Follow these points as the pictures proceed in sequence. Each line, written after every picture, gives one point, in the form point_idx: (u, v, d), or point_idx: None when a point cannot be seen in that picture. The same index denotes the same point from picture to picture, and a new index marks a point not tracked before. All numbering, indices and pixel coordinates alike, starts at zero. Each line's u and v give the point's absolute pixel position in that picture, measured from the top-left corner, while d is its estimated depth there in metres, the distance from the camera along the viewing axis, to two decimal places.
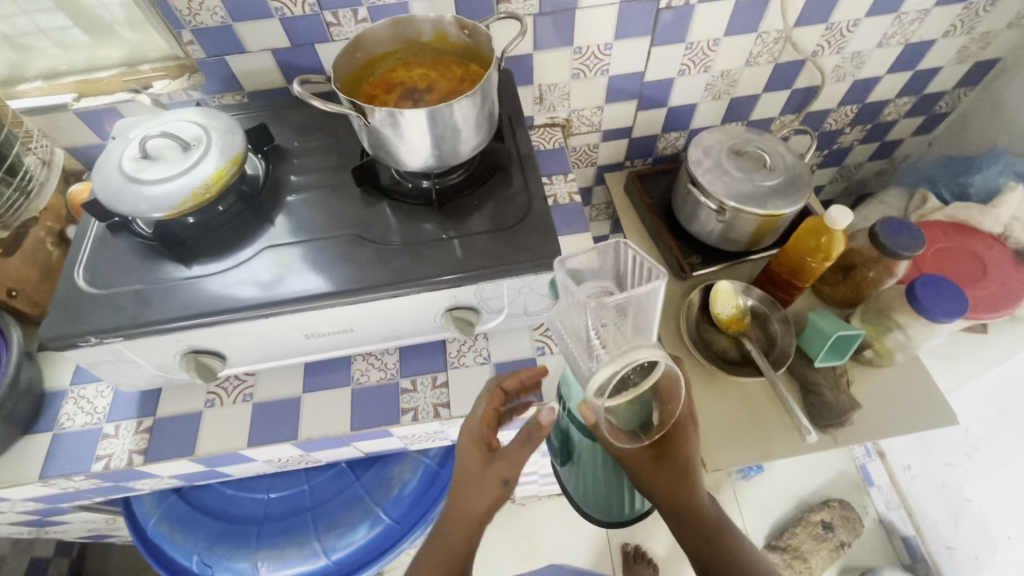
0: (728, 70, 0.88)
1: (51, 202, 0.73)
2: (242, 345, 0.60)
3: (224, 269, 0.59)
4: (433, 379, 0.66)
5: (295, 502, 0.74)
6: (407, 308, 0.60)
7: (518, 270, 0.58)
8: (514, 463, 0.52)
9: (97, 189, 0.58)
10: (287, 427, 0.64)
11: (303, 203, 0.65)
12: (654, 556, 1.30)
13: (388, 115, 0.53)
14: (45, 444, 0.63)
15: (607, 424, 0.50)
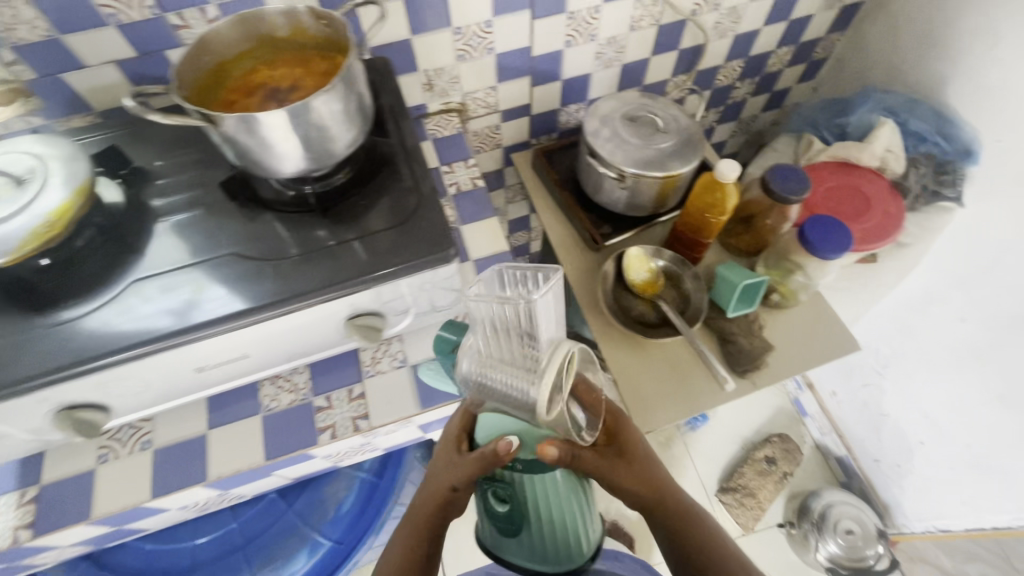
0: (614, 36, 0.87)
1: None
2: (124, 392, 0.55)
3: (86, 312, 0.54)
4: (349, 392, 0.63)
5: (225, 543, 0.69)
6: (304, 324, 0.56)
7: (413, 268, 0.56)
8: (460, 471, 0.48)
9: None
10: (195, 470, 0.59)
11: (173, 226, 0.60)
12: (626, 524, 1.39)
13: (243, 120, 0.48)
14: None
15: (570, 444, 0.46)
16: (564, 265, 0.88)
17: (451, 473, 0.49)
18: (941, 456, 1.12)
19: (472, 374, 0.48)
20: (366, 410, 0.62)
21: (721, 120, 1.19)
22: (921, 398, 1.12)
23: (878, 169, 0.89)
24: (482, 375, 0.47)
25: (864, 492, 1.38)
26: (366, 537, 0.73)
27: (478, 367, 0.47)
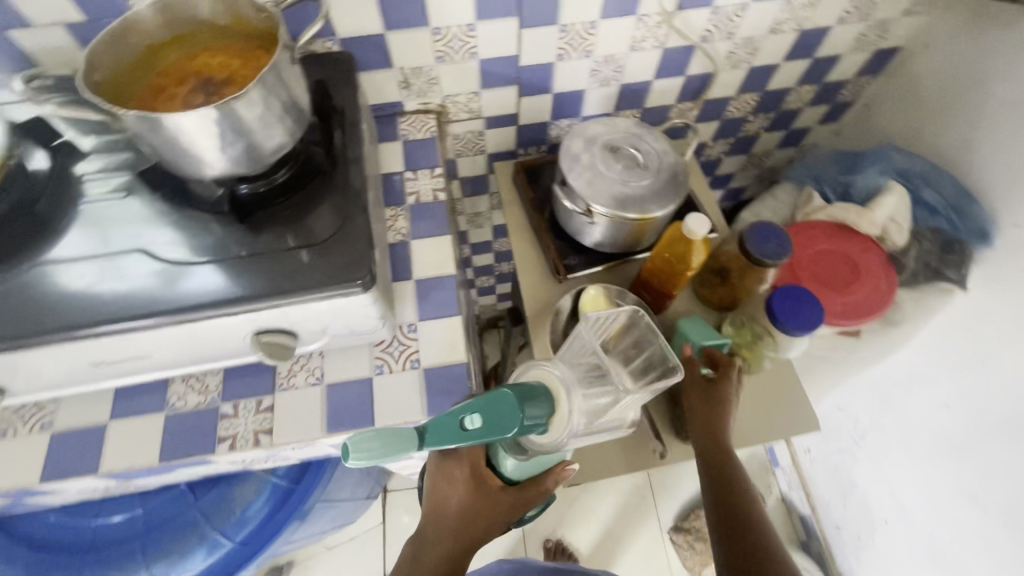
0: (612, 54, 0.81)
1: None
2: (15, 376, 0.53)
3: None
4: (257, 403, 0.61)
5: (127, 528, 0.69)
6: (206, 333, 0.54)
7: (325, 292, 0.52)
8: (520, 510, 0.64)
9: None
10: (88, 460, 0.58)
11: (90, 209, 0.57)
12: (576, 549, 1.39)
13: (144, 117, 0.45)
14: None
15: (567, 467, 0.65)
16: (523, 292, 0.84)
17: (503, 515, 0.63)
18: (903, 540, 1.07)
19: (576, 434, 0.54)
20: (271, 425, 0.60)
21: (729, 152, 1.11)
22: (892, 477, 1.07)
23: (877, 237, 0.82)
24: (581, 432, 0.55)
25: (821, 556, 1.33)
26: (268, 543, 0.72)
27: (582, 426, 0.54)
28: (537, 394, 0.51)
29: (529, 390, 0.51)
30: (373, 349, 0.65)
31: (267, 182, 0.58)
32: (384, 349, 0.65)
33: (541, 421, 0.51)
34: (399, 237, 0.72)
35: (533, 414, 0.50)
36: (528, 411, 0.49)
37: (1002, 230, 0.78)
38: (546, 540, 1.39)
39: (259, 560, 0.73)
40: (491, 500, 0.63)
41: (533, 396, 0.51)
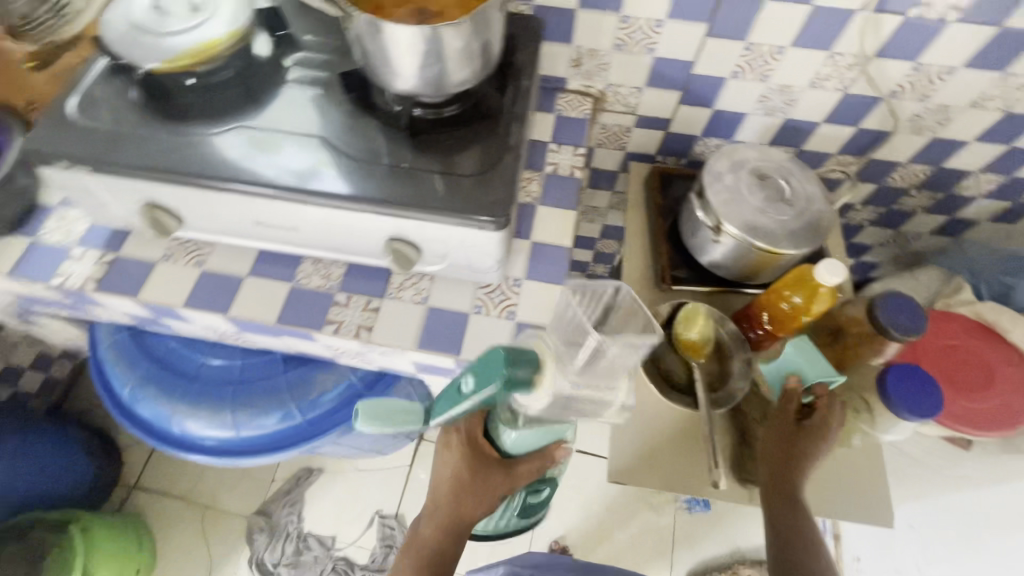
0: (789, 85, 0.79)
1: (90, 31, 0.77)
2: (196, 212, 0.63)
3: (196, 135, 0.62)
4: (366, 302, 0.67)
5: (225, 372, 0.79)
6: (353, 226, 0.60)
7: (465, 220, 0.57)
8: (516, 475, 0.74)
9: (110, 36, 0.63)
10: (223, 301, 0.67)
11: (292, 94, 0.66)
12: None
13: (373, 22, 0.52)
14: (24, 247, 0.70)
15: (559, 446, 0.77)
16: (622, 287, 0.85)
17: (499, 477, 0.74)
18: None
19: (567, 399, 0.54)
20: (371, 323, 0.66)
21: (874, 222, 1.04)
22: None
23: None
24: (576, 399, 0.54)
25: None
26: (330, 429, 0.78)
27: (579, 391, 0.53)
28: (522, 356, 0.52)
29: (515, 352, 0.52)
30: (477, 289, 0.69)
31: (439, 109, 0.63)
32: (486, 293, 0.68)
33: (525, 381, 0.52)
34: (528, 199, 0.76)
35: (518, 376, 0.51)
36: (513, 371, 0.51)
37: None
38: (552, 542, 1.41)
39: (318, 443, 0.79)
40: (489, 473, 0.73)
41: (522, 358, 0.52)
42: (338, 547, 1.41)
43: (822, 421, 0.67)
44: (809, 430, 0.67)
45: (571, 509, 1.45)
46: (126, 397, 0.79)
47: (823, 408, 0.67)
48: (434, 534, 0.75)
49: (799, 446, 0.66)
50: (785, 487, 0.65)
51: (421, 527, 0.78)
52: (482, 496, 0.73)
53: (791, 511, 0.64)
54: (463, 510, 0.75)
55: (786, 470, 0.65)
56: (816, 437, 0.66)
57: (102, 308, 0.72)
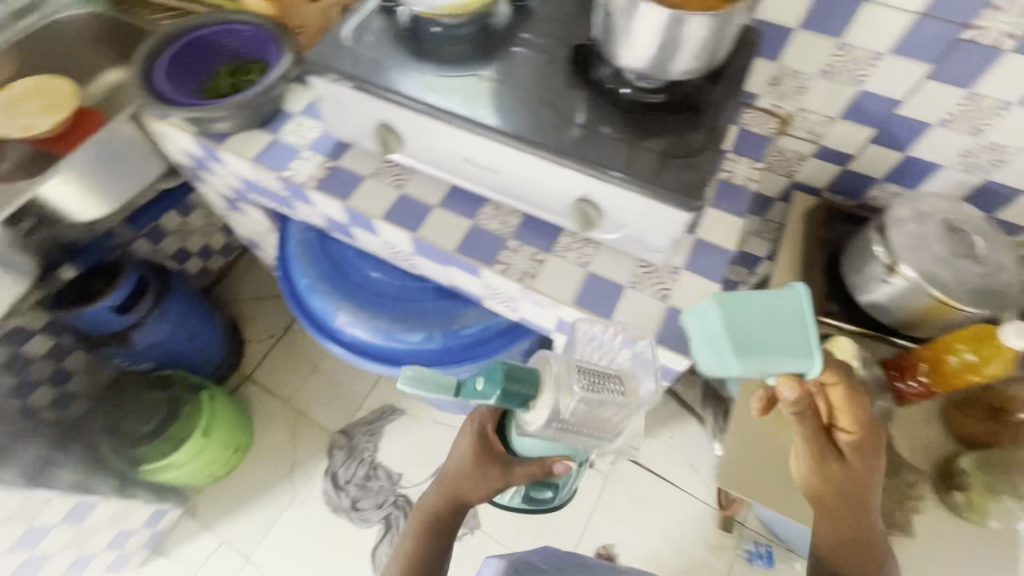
0: (1003, 144, 0.75)
1: None
2: (419, 140, 0.72)
3: (439, 74, 0.71)
4: (535, 252, 0.73)
5: (387, 287, 0.89)
6: (552, 180, 0.66)
7: (660, 195, 0.61)
8: (514, 476, 0.78)
9: None
10: (413, 221, 0.76)
11: (522, 55, 0.73)
12: None
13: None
14: (266, 141, 0.84)
15: (563, 461, 0.78)
16: None
17: (499, 476, 0.78)
18: None
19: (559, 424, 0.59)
20: (535, 272, 0.72)
21: None
22: None
23: None
24: (569, 425, 0.60)
25: None
26: (462, 361, 0.86)
27: (569, 418, 0.59)
28: (525, 375, 0.59)
29: (519, 371, 0.59)
30: (637, 267, 0.73)
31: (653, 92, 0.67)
32: (645, 272, 0.72)
33: (524, 396, 0.58)
34: None
35: (515, 391, 0.58)
36: (512, 385, 0.58)
37: None
38: (601, 546, 1.43)
39: (447, 371, 0.87)
40: (492, 462, 0.77)
41: (520, 373, 0.59)
42: (402, 485, 1.51)
43: (855, 422, 0.63)
44: (847, 436, 0.63)
45: (628, 521, 1.46)
46: (302, 287, 0.91)
47: (852, 412, 0.62)
48: (434, 512, 0.81)
49: (846, 458, 0.64)
50: (841, 502, 0.64)
51: (426, 494, 0.84)
52: (480, 487, 0.77)
53: (852, 522, 0.64)
54: (459, 494, 0.80)
55: (843, 487, 0.64)
56: (860, 443, 0.63)
57: (309, 206, 0.84)
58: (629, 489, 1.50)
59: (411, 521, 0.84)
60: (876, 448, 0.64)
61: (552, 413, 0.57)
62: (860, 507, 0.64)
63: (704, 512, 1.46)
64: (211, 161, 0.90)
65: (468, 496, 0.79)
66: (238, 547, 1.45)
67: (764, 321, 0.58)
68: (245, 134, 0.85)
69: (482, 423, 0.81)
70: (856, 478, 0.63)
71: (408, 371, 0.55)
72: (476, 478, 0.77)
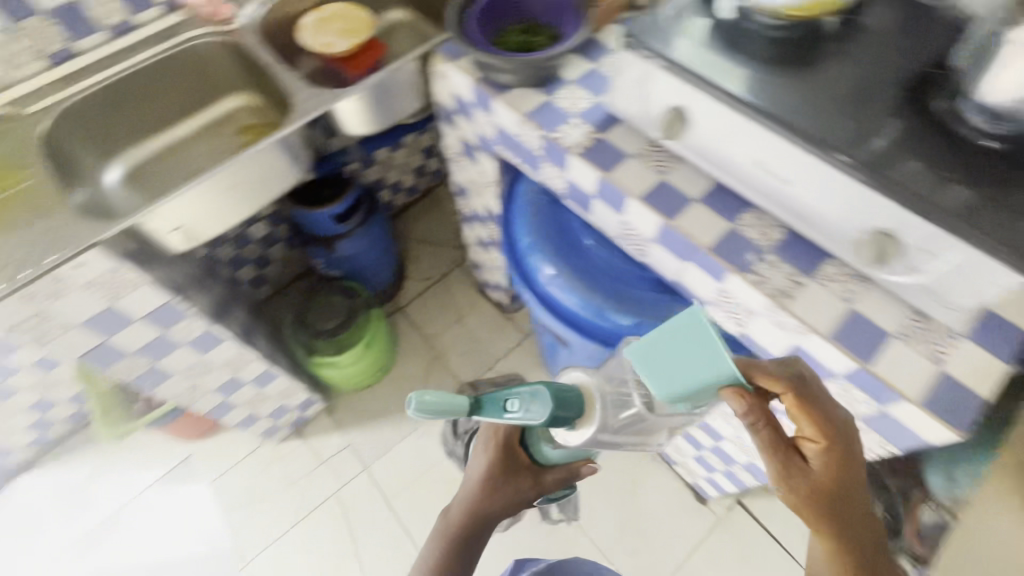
0: None
1: None
2: (708, 131, 0.72)
3: (752, 71, 0.69)
4: (792, 272, 0.70)
5: (605, 266, 0.93)
6: (853, 203, 0.62)
7: (994, 249, 0.55)
8: (543, 486, 0.80)
9: None
10: (670, 209, 0.76)
11: (845, 68, 0.69)
12: None
13: None
14: (540, 100, 0.89)
15: (588, 467, 0.84)
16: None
17: (530, 483, 0.80)
18: None
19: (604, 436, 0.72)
20: (791, 292, 0.69)
21: None
22: None
23: None
24: (601, 440, 0.72)
25: None
26: None
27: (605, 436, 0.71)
28: (571, 399, 0.68)
29: (567, 395, 0.68)
30: (907, 318, 0.67)
31: (1008, 133, 0.59)
32: (916, 327, 0.66)
33: (570, 420, 0.69)
34: None
35: (562, 415, 0.67)
36: (561, 411, 0.67)
37: None
38: None
39: None
40: (519, 475, 0.79)
41: (566, 396, 0.69)
42: None
43: (820, 430, 0.58)
44: (814, 446, 0.58)
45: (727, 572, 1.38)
46: (523, 244, 0.97)
47: (813, 415, 0.58)
48: (460, 525, 0.79)
49: (824, 474, 0.57)
50: (832, 524, 0.57)
51: (448, 510, 0.82)
52: (511, 498, 0.79)
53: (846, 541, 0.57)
54: (484, 513, 0.79)
55: (833, 509, 0.56)
56: (830, 449, 0.58)
57: (562, 170, 0.88)
58: (738, 541, 1.41)
59: (434, 536, 0.81)
60: (850, 455, 0.58)
61: (587, 434, 0.69)
62: (850, 522, 0.57)
63: None
64: (477, 107, 0.97)
65: (499, 509, 0.79)
66: (359, 454, 1.57)
67: (687, 348, 0.58)
68: (521, 90, 0.90)
69: (506, 439, 0.80)
70: (835, 487, 0.57)
71: (428, 401, 0.62)
72: (506, 491, 0.79)
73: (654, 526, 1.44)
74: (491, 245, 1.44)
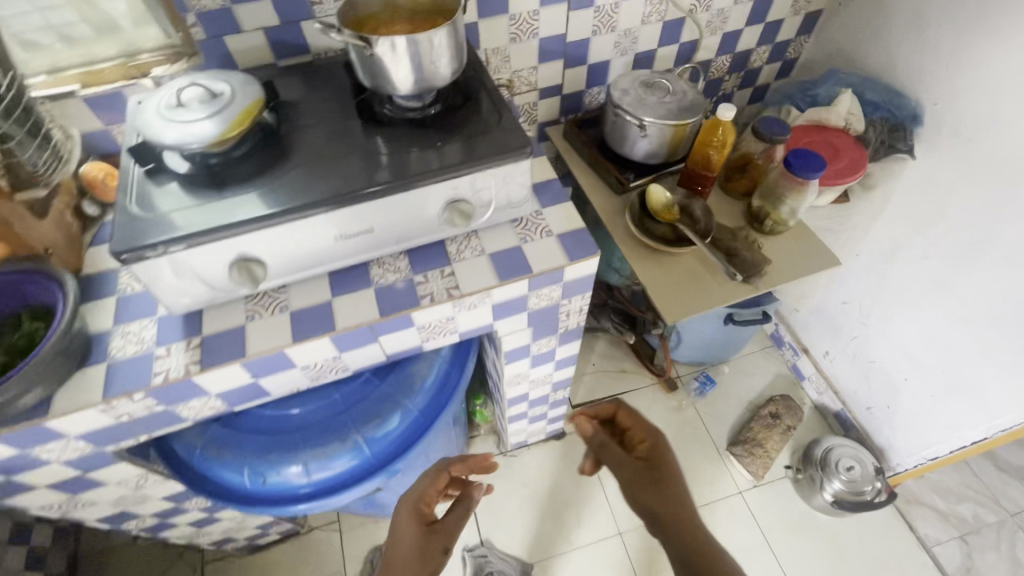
0: (629, 28, 1.11)
1: (88, 172, 0.85)
2: (282, 251, 0.71)
3: (261, 187, 0.71)
4: (440, 271, 0.80)
5: (328, 410, 0.85)
6: (415, 207, 0.74)
7: (498, 160, 0.74)
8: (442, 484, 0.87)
9: (139, 122, 0.70)
10: (326, 323, 0.75)
11: (310, 139, 0.78)
12: None
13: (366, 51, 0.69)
14: (102, 373, 0.71)
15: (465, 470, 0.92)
16: (597, 205, 1.08)
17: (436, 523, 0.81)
18: (923, 387, 1.28)
19: None
20: (456, 283, 0.79)
21: (730, 94, 1.38)
22: (896, 331, 1.31)
23: (843, 128, 1.09)
24: None
25: (861, 439, 1.51)
26: (430, 430, 0.86)
27: None
28: None
29: None
30: (514, 227, 0.85)
31: (418, 105, 0.80)
32: (523, 227, 0.85)
33: None
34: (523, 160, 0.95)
35: None
36: None
37: (927, 110, 1.10)
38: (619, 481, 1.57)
39: (425, 445, 0.85)
40: (426, 514, 0.82)
41: None
42: None
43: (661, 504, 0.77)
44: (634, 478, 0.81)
45: None
46: (248, 481, 0.79)
47: (650, 495, 0.78)
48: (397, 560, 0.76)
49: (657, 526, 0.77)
50: (691, 545, 0.73)
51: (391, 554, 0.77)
52: (422, 516, 0.81)
53: (679, 531, 0.75)
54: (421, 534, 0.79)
55: (680, 532, 0.74)
56: (651, 476, 0.81)
57: (204, 395, 0.75)
58: None
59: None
60: (666, 501, 0.77)
61: None
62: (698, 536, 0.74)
63: (651, 393, 1.72)
64: (31, 448, 0.71)
65: (429, 535, 0.79)
66: None
67: None
68: (66, 384, 0.70)
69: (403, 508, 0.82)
70: (690, 535, 0.74)
71: None
72: (424, 514, 0.82)
73: (569, 488, 1.55)
74: (215, 513, 1.14)
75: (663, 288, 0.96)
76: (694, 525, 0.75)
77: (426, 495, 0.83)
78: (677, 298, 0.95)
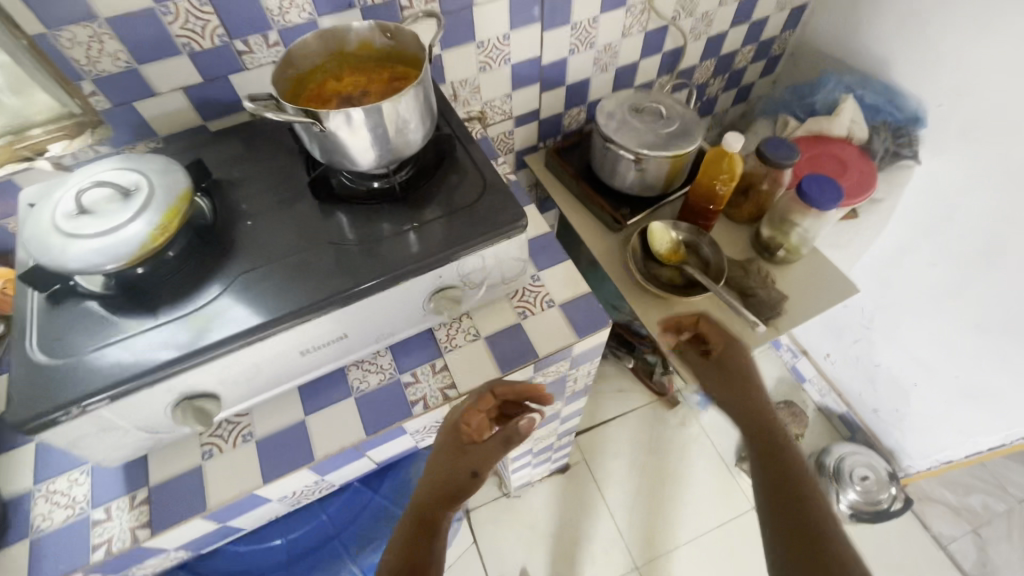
0: (610, 43, 0.98)
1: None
2: (238, 379, 0.58)
3: (202, 305, 0.57)
4: (432, 366, 0.69)
5: (316, 536, 0.73)
6: (396, 304, 0.62)
7: (490, 239, 0.62)
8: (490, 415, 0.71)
9: (29, 240, 0.54)
10: (302, 452, 0.62)
11: (258, 229, 0.64)
12: (661, 504, 1.51)
13: (317, 127, 0.55)
14: (24, 554, 0.57)
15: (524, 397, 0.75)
16: (592, 247, 0.97)
17: (467, 455, 0.66)
18: (934, 392, 1.25)
19: None
20: (452, 380, 0.67)
21: (715, 99, 1.29)
22: (903, 337, 1.27)
23: (846, 138, 1.01)
24: None
25: (868, 441, 1.50)
26: None
27: None
28: None
29: None
30: (510, 300, 0.74)
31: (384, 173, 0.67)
32: (520, 299, 0.74)
33: None
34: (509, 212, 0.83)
35: None
36: None
37: (930, 111, 1.03)
38: (631, 511, 1.50)
39: None
40: (464, 436, 0.67)
41: None
42: None
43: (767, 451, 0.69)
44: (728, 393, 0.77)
45: (623, 473, 1.56)
46: None
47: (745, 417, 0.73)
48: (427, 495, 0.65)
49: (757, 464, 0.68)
50: (791, 495, 0.62)
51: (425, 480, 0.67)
52: (455, 440, 0.66)
53: (782, 478, 0.64)
54: (454, 467, 0.65)
55: (781, 482, 0.64)
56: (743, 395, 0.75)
57: (160, 553, 0.61)
58: (606, 447, 1.60)
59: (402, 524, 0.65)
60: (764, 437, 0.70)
61: None
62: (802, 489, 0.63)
63: (654, 411, 1.66)
64: None
65: (456, 475, 0.65)
66: None
67: None
68: None
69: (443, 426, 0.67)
70: (793, 490, 0.63)
71: None
72: (454, 446, 0.66)
73: (580, 525, 1.48)
74: None
75: (677, 342, 0.86)
76: (796, 476, 0.64)
77: (465, 414, 0.66)
78: (694, 350, 0.85)
